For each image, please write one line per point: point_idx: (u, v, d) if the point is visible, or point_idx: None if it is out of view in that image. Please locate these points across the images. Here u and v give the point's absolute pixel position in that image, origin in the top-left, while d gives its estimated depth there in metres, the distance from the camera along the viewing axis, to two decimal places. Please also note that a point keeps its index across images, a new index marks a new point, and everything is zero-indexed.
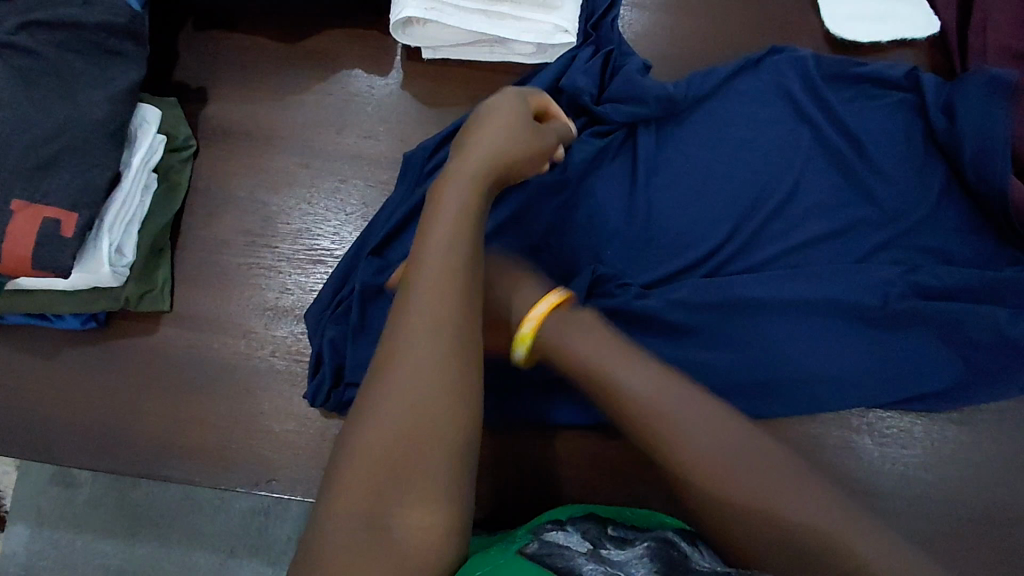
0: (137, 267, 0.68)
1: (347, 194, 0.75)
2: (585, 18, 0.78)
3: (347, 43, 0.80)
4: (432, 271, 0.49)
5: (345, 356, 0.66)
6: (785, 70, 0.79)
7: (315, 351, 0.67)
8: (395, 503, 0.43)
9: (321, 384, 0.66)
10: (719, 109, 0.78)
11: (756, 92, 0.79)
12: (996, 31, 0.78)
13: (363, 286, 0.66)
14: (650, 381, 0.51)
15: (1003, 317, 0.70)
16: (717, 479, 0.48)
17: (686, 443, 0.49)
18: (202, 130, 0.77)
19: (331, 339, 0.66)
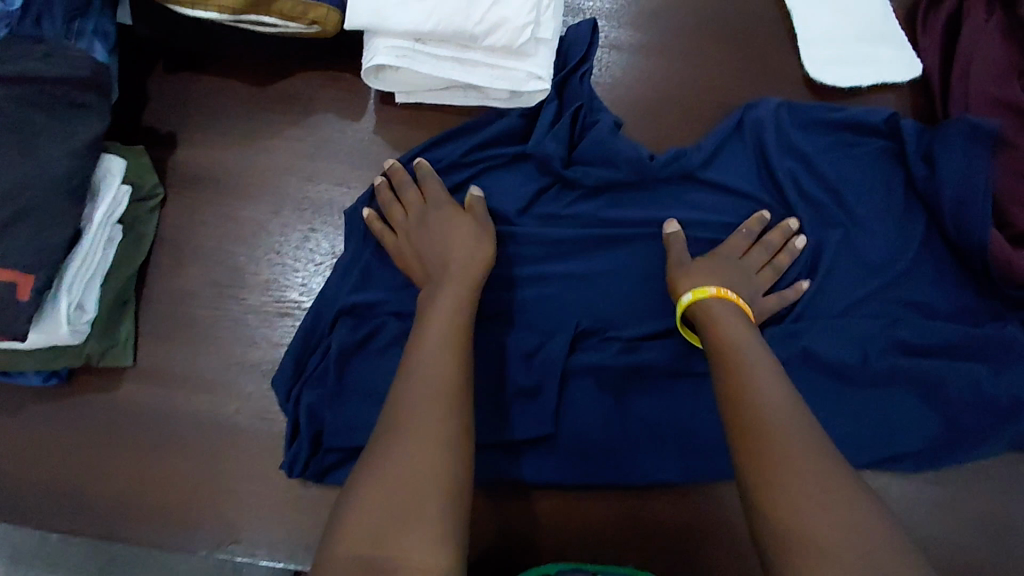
0: (99, 323, 0.67)
1: (317, 244, 0.74)
2: (556, 71, 0.78)
3: (320, 86, 0.79)
4: (435, 345, 0.56)
5: (322, 421, 0.65)
6: (767, 126, 0.77)
7: (292, 416, 0.67)
8: (397, 532, 0.45)
9: (298, 452, 0.65)
10: (713, 178, 0.76)
11: (743, 158, 0.78)
12: (977, 78, 0.77)
13: (341, 346, 0.66)
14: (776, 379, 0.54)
15: (981, 376, 0.69)
16: (792, 466, 0.47)
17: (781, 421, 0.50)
18: (170, 177, 0.76)
19: (308, 406, 0.65)
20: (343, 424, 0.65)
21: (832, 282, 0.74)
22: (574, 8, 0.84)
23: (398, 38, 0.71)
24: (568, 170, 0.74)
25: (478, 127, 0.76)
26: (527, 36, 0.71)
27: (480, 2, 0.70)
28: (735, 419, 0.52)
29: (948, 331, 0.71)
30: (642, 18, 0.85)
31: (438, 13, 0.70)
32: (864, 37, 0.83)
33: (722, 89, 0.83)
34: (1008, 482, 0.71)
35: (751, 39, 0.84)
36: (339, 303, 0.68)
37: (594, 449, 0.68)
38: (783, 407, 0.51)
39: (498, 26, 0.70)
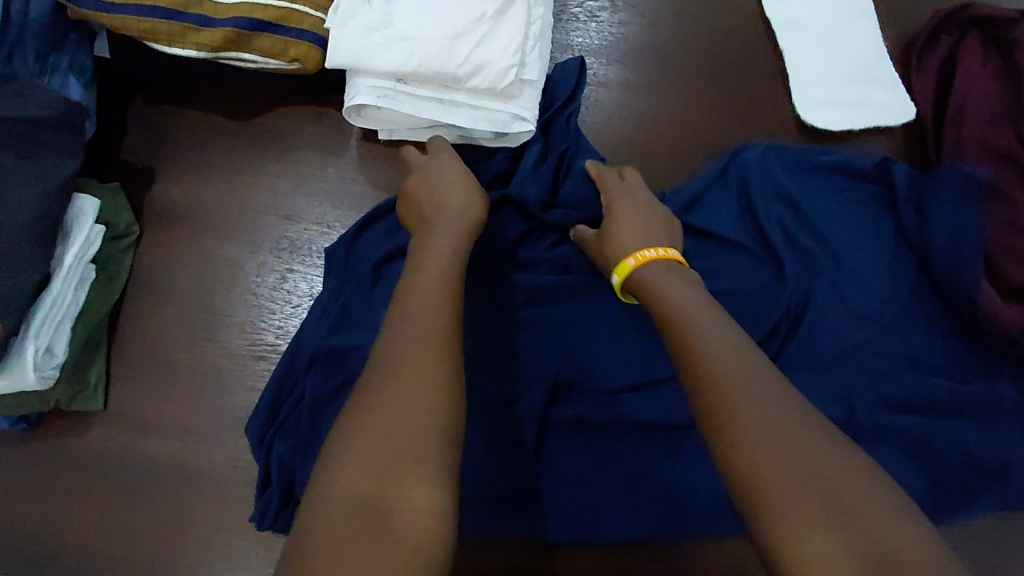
0: (68, 366, 0.66)
1: (294, 285, 0.73)
2: (541, 112, 0.77)
3: (302, 121, 0.77)
4: (433, 285, 0.51)
5: (293, 474, 0.62)
6: (753, 169, 0.77)
7: (263, 465, 0.64)
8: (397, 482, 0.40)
9: (268, 504, 0.63)
10: (697, 222, 0.75)
11: (727, 201, 0.77)
12: (970, 125, 0.76)
13: (313, 396, 0.62)
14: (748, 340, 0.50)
15: (969, 433, 0.68)
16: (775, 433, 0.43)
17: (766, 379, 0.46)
18: (147, 213, 0.75)
19: (280, 457, 0.62)
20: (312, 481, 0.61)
21: (819, 329, 0.71)
22: (562, 44, 0.83)
23: (379, 78, 0.70)
24: (546, 214, 0.73)
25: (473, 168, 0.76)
26: (511, 78, 0.69)
27: (463, 44, 0.69)
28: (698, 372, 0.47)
29: (935, 386, 0.69)
30: (630, 54, 0.84)
31: (419, 55, 0.68)
32: (856, 78, 0.82)
33: (710, 129, 0.82)
34: (995, 543, 0.70)
35: (741, 78, 0.83)
36: (312, 346, 0.65)
37: (571, 504, 0.66)
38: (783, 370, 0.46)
39: (481, 68, 0.69)
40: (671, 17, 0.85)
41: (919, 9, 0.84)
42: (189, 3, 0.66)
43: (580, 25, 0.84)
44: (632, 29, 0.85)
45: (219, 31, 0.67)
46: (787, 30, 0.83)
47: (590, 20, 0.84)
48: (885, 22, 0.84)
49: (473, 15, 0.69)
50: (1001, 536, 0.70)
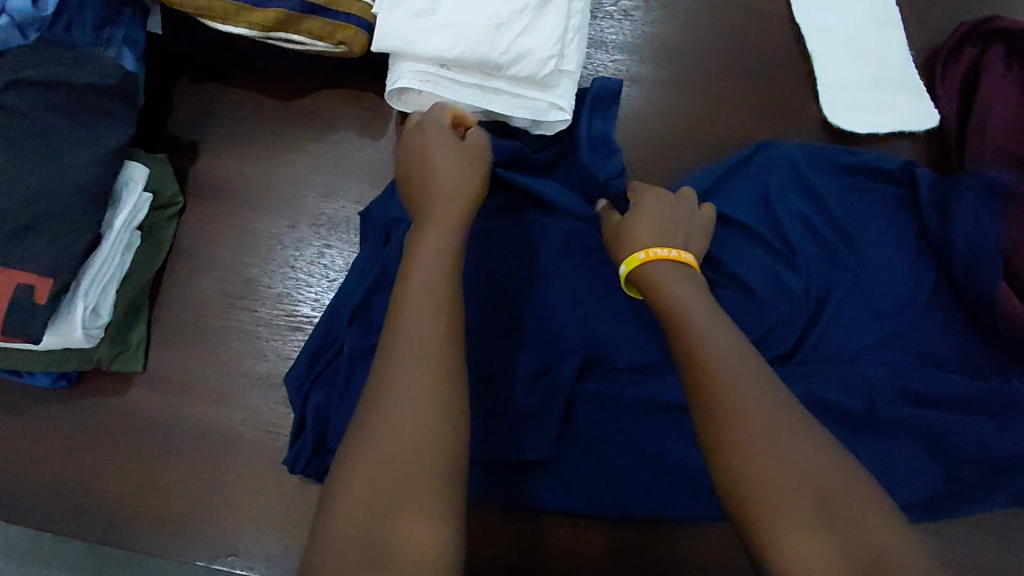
0: (112, 327, 0.68)
1: (331, 260, 0.75)
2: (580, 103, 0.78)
3: (344, 103, 0.80)
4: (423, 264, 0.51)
5: (328, 421, 0.64)
6: (778, 160, 0.79)
7: (299, 412, 0.66)
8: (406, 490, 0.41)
9: (301, 450, 0.65)
10: (725, 203, 0.77)
11: (753, 184, 0.79)
12: (994, 132, 0.78)
13: (352, 350, 0.65)
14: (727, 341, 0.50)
15: (987, 428, 0.69)
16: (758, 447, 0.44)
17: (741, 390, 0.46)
18: (190, 185, 0.77)
19: (316, 405, 0.65)
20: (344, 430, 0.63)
21: (840, 322, 0.73)
22: (597, 41, 0.86)
23: (423, 63, 0.72)
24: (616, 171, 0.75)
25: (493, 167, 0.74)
26: (550, 68, 0.72)
27: (506, 33, 0.71)
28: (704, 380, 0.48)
29: (955, 383, 0.71)
30: (663, 51, 0.87)
31: (462, 42, 0.71)
32: (881, 84, 0.84)
33: (738, 127, 0.84)
34: (1007, 536, 0.71)
35: (770, 80, 0.86)
36: (348, 312, 0.67)
37: (593, 481, 0.67)
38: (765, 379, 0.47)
39: (522, 57, 0.71)
40: (703, 19, 0.88)
41: (943, 19, 0.87)
42: None
43: (614, 23, 0.87)
44: (664, 29, 0.87)
45: (271, 11, 0.70)
46: (815, 36, 0.86)
47: (623, 18, 0.87)
48: (911, 30, 0.87)
49: (516, 6, 0.72)
50: (1015, 531, 0.72)
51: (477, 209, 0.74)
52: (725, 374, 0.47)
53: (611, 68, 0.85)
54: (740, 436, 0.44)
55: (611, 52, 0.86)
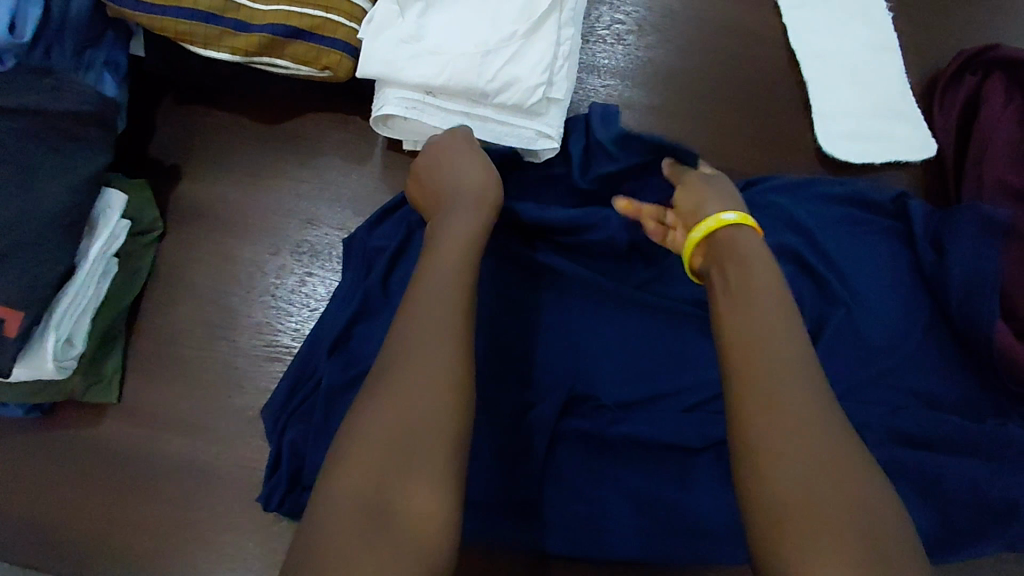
0: (85, 358, 0.67)
1: (312, 288, 0.73)
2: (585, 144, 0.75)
3: (328, 127, 0.78)
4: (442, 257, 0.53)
5: (303, 459, 0.63)
6: (783, 186, 0.78)
7: (274, 450, 0.65)
8: (400, 478, 0.43)
9: (275, 488, 0.64)
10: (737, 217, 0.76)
11: (765, 206, 0.77)
12: (991, 165, 0.76)
13: (329, 386, 0.63)
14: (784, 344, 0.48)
15: (981, 471, 0.67)
16: (796, 457, 0.42)
17: (796, 400, 0.44)
18: (171, 210, 0.76)
19: (292, 442, 0.63)
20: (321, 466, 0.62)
21: (834, 358, 0.71)
22: (589, 65, 0.85)
23: (408, 89, 0.71)
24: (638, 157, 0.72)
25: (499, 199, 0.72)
26: (538, 97, 0.71)
27: (493, 61, 0.70)
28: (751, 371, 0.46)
29: (949, 423, 0.69)
30: (657, 76, 0.85)
31: (449, 69, 0.70)
32: (878, 112, 0.83)
33: (731, 154, 0.83)
34: None
35: (764, 107, 0.84)
36: (327, 345, 0.66)
37: (576, 521, 0.66)
38: (802, 374, 0.45)
39: (510, 85, 0.70)
40: (697, 43, 0.86)
41: (942, 47, 0.85)
42: (227, 8, 0.68)
43: (607, 47, 0.85)
44: (658, 53, 0.86)
45: (254, 36, 0.68)
46: (810, 63, 0.84)
47: (617, 42, 0.86)
48: (909, 58, 0.85)
49: (505, 32, 0.70)
50: None
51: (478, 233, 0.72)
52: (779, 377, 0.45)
53: (603, 94, 0.84)
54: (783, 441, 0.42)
55: (603, 77, 0.84)
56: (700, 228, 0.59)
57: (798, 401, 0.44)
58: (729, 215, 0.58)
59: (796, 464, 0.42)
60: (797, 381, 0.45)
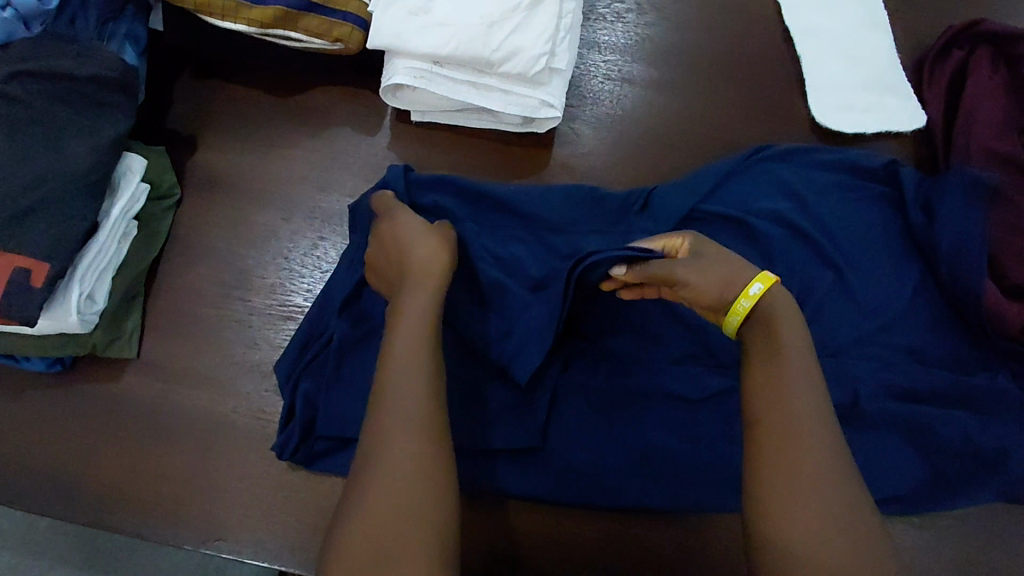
0: (107, 314, 0.69)
1: (324, 252, 0.76)
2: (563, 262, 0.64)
3: (340, 100, 0.82)
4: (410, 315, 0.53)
5: (317, 408, 0.66)
6: (783, 160, 0.81)
7: (288, 400, 0.67)
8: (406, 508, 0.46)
9: (290, 436, 0.66)
10: (737, 185, 0.79)
11: (764, 178, 0.80)
12: (978, 133, 0.78)
13: (341, 338, 0.66)
14: (794, 380, 0.51)
15: (971, 422, 0.70)
16: (797, 497, 0.47)
17: (804, 449, 0.48)
18: (187, 178, 0.79)
19: (306, 392, 0.66)
20: (335, 416, 0.65)
21: (829, 316, 0.73)
22: (590, 41, 0.88)
23: (417, 60, 0.74)
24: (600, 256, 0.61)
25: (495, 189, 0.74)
26: (541, 66, 0.74)
27: (497, 32, 0.73)
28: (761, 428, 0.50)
29: (938, 378, 0.71)
30: (656, 52, 0.88)
31: (456, 39, 0.73)
32: (868, 85, 0.86)
33: (728, 126, 0.85)
34: (995, 532, 0.71)
35: (760, 81, 0.87)
36: (339, 301, 0.68)
37: (580, 471, 0.68)
38: (802, 419, 0.49)
39: (514, 55, 0.73)
40: (695, 23, 0.89)
41: (931, 24, 0.89)
42: None
43: (607, 25, 0.89)
44: (657, 31, 0.89)
45: (270, 9, 0.72)
46: (803, 39, 0.87)
47: (616, 20, 0.89)
48: (899, 35, 0.88)
49: (508, 5, 0.73)
50: (1002, 526, 0.72)
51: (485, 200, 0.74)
52: (792, 425, 0.49)
53: (603, 69, 0.87)
54: (787, 485, 0.48)
55: (604, 53, 0.87)
56: (739, 313, 0.54)
57: (804, 450, 0.48)
58: (756, 289, 0.54)
59: (795, 508, 0.47)
60: (804, 424, 0.49)
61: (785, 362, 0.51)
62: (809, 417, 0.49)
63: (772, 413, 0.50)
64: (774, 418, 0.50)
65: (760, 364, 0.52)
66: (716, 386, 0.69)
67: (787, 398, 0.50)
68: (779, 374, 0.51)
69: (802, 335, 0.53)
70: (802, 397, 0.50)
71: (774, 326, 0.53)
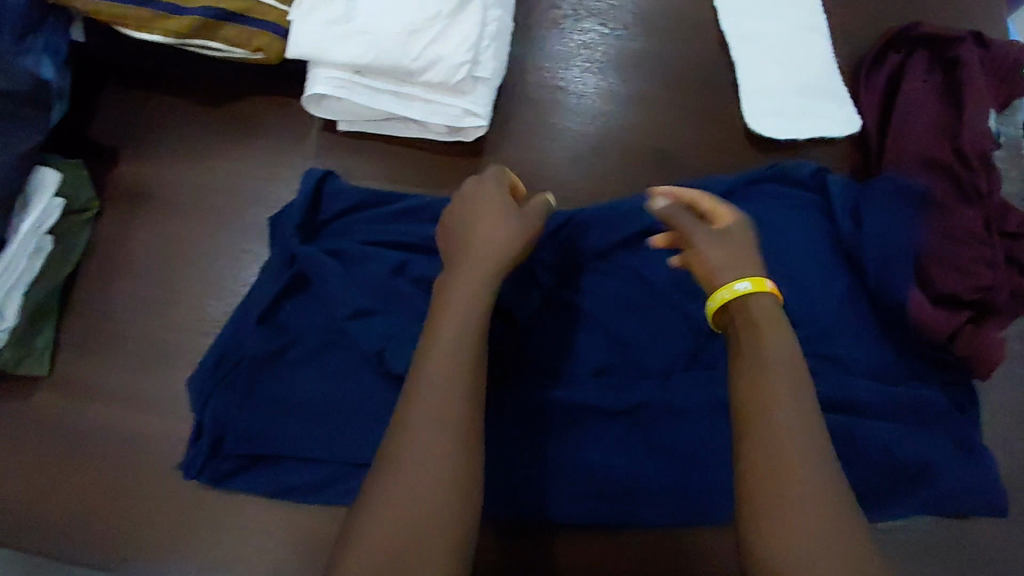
0: (17, 333, 0.70)
1: (243, 266, 0.76)
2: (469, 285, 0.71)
3: (268, 110, 0.81)
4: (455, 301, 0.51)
5: (225, 429, 0.66)
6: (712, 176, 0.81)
7: (197, 418, 0.67)
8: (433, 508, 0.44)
9: (196, 455, 0.66)
10: None
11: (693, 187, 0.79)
12: (908, 139, 0.78)
13: (254, 355, 0.67)
14: (787, 384, 0.47)
15: (892, 434, 0.69)
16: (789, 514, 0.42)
17: (793, 463, 0.44)
18: (108, 191, 0.79)
19: (215, 413, 0.66)
20: (244, 436, 0.66)
21: None
22: (525, 47, 0.87)
23: (337, 69, 0.73)
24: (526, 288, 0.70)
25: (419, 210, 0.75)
26: (462, 75, 0.73)
27: (418, 40, 0.72)
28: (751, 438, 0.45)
29: (863, 388, 0.70)
30: (592, 56, 0.87)
31: (375, 47, 0.71)
32: (804, 90, 0.84)
33: (662, 134, 0.85)
34: (910, 542, 0.71)
35: (697, 86, 0.86)
36: (255, 315, 0.69)
37: (495, 486, 0.67)
38: (800, 427, 0.45)
39: (434, 64, 0.72)
40: (632, 29, 0.88)
41: (871, 26, 0.88)
42: None
43: (544, 29, 0.88)
44: (590, 37, 0.88)
45: (185, 18, 0.70)
46: (739, 43, 0.86)
47: (553, 25, 0.88)
48: (838, 38, 0.87)
49: (429, 12, 0.72)
50: (919, 538, 0.72)
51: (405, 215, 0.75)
52: (785, 434, 0.45)
53: (538, 75, 0.86)
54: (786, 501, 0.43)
55: (539, 59, 0.87)
56: (717, 300, 0.52)
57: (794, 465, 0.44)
58: (744, 286, 0.51)
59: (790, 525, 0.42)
60: (797, 433, 0.45)
61: (779, 365, 0.48)
62: (805, 423, 0.45)
63: (760, 421, 0.46)
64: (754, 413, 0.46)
65: (738, 363, 0.49)
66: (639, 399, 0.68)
67: (782, 406, 0.46)
68: (766, 373, 0.47)
69: (785, 335, 0.49)
70: (796, 404, 0.46)
71: (761, 328, 0.49)
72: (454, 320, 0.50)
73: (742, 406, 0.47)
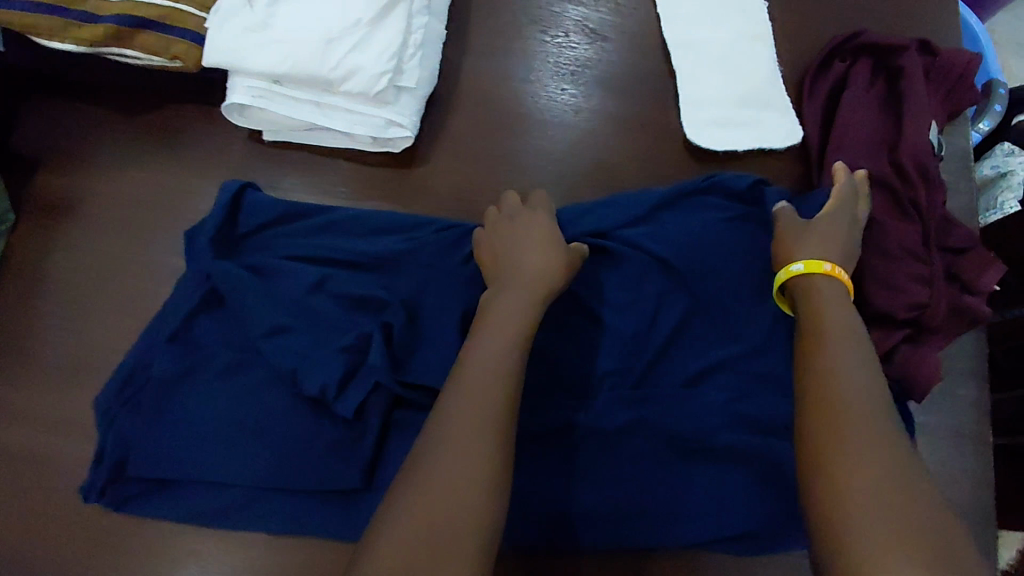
0: None
1: (161, 280, 0.74)
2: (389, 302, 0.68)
3: (194, 120, 0.79)
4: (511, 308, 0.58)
5: (128, 451, 0.64)
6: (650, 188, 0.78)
7: (100, 438, 0.66)
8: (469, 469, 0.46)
9: (96, 478, 0.65)
10: (598, 210, 0.76)
11: (630, 199, 0.76)
12: (846, 152, 0.75)
13: (160, 375, 0.66)
14: (847, 361, 0.51)
15: None
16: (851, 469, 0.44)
17: (854, 424, 0.46)
18: (28, 203, 0.77)
19: (117, 434, 0.65)
20: (145, 458, 0.64)
21: (682, 343, 0.70)
22: (463, 55, 0.85)
23: (255, 78, 0.72)
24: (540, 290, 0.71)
25: (344, 225, 0.74)
26: (383, 85, 0.70)
27: (336, 49, 0.70)
28: (816, 408, 0.49)
29: None
30: (534, 64, 0.85)
31: (292, 57, 0.70)
32: (746, 99, 0.82)
33: (600, 144, 0.82)
34: None
35: (639, 95, 0.84)
36: (167, 332, 0.67)
37: None
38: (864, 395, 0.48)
39: (353, 74, 0.70)
40: (574, 36, 0.86)
41: (818, 35, 0.85)
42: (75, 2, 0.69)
43: (484, 38, 0.86)
44: (531, 43, 0.85)
45: (100, 27, 0.69)
46: (681, 52, 0.84)
47: (493, 33, 0.86)
48: (783, 47, 0.85)
49: (349, 21, 0.70)
50: None
51: (328, 228, 0.73)
52: (845, 400, 0.48)
53: (475, 84, 0.84)
54: (846, 456, 0.45)
55: (477, 67, 0.85)
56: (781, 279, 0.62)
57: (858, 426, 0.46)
58: (797, 267, 0.61)
59: (851, 476, 0.44)
60: (858, 400, 0.48)
61: (844, 347, 0.52)
62: (869, 394, 0.48)
63: (825, 393, 0.49)
64: (828, 400, 0.48)
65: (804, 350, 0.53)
66: (560, 419, 0.66)
67: (843, 378, 0.49)
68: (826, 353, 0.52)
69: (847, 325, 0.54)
70: (857, 378, 0.49)
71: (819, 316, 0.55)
72: (503, 322, 0.56)
73: (808, 382, 0.51)
